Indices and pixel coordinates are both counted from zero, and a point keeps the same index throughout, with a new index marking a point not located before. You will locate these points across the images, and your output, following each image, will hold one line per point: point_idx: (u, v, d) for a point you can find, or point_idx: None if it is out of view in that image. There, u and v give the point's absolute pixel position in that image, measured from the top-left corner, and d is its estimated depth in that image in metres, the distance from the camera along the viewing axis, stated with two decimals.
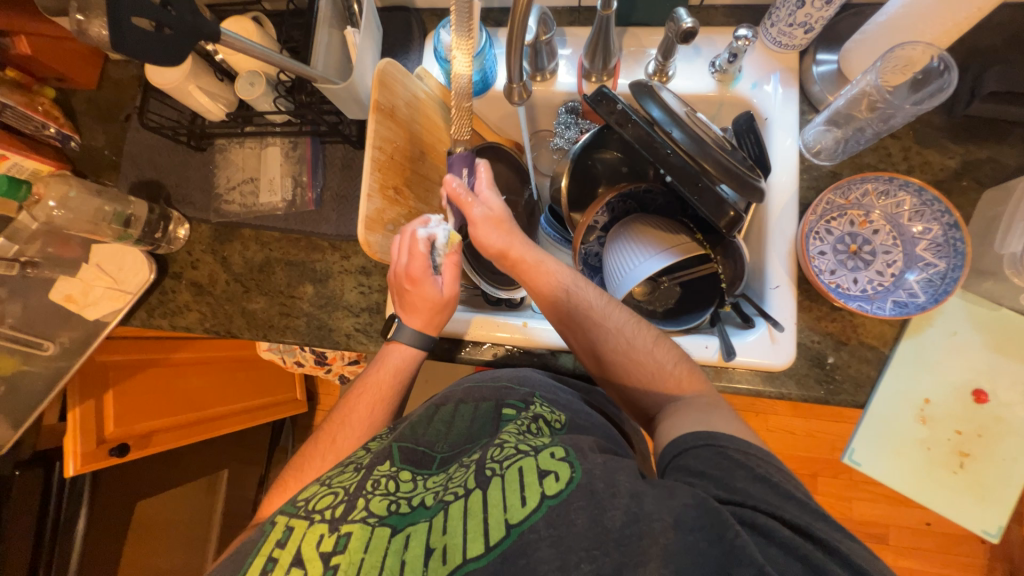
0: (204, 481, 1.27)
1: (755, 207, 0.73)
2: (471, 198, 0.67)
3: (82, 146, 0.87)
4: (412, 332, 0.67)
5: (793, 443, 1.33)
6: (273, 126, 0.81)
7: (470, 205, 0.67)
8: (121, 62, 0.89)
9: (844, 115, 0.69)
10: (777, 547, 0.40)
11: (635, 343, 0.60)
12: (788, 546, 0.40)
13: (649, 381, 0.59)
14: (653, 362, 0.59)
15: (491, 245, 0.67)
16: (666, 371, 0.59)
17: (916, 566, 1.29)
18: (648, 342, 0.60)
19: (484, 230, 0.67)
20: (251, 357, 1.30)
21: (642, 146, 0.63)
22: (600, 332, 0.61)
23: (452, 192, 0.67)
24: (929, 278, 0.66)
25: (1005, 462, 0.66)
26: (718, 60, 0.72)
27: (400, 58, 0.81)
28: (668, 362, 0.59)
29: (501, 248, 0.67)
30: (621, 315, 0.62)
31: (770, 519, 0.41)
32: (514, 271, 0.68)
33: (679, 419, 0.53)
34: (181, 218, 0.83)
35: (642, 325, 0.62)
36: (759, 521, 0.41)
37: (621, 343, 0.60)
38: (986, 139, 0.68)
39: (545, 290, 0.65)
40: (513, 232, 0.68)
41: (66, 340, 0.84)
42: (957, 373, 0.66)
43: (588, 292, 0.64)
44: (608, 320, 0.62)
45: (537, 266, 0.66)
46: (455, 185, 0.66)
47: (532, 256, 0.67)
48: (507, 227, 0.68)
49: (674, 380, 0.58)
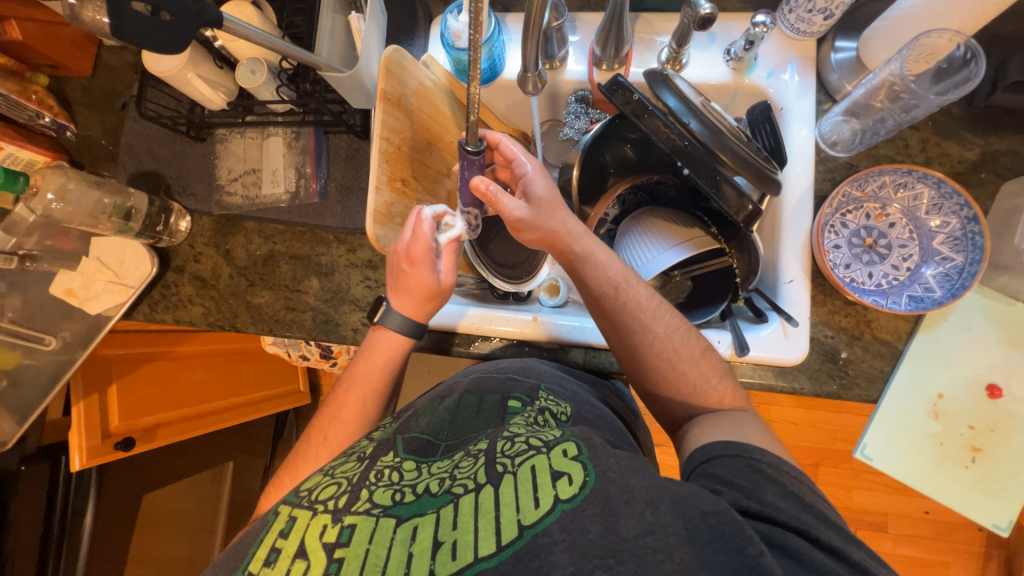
0: (208, 474, 1.28)
1: (768, 200, 0.71)
2: (501, 194, 0.60)
3: (78, 136, 0.85)
4: (398, 317, 0.64)
5: (796, 434, 1.34)
6: (274, 116, 0.79)
7: (504, 203, 0.60)
8: (116, 49, 0.86)
9: (863, 105, 0.67)
10: (805, 570, 0.39)
11: (681, 353, 0.59)
12: (815, 569, 0.39)
13: (690, 395, 0.58)
14: (698, 375, 0.58)
15: (539, 237, 0.62)
16: (708, 387, 0.58)
17: (915, 554, 1.31)
18: (695, 354, 0.59)
19: (522, 228, 0.62)
20: (254, 349, 1.30)
21: (659, 139, 0.61)
22: (646, 336, 0.60)
23: (482, 193, 0.59)
24: (946, 272, 0.65)
25: (1017, 458, 0.66)
26: (733, 47, 0.70)
27: (404, 45, 0.78)
28: (713, 377, 0.58)
29: (548, 239, 0.62)
30: (670, 321, 0.61)
31: (798, 538, 0.41)
32: (562, 259, 0.64)
33: (708, 429, 0.54)
34: (182, 211, 0.81)
35: (691, 336, 0.60)
36: (787, 542, 0.40)
37: (667, 351, 0.59)
38: (1007, 130, 0.67)
39: (595, 287, 0.62)
40: (564, 227, 0.62)
41: (68, 334, 0.82)
42: (972, 367, 0.66)
43: (639, 292, 0.61)
44: (657, 325, 0.60)
45: (587, 261, 0.63)
46: (484, 185, 0.59)
47: (580, 247, 0.63)
48: (552, 224, 0.62)
49: (717, 396, 0.58)
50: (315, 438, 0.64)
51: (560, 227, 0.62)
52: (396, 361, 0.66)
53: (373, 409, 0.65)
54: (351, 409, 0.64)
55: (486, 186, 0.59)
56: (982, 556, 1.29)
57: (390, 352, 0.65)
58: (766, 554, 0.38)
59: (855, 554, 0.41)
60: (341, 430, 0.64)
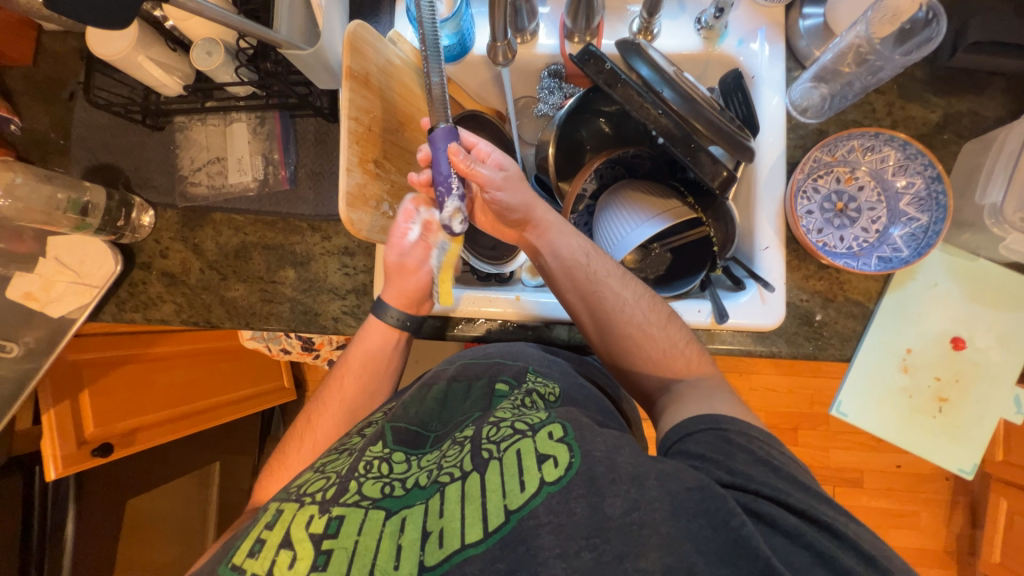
0: (193, 476, 1.24)
1: (744, 167, 0.72)
2: (479, 167, 0.58)
3: (24, 129, 0.79)
4: (394, 311, 0.66)
5: (775, 400, 1.38)
6: (236, 100, 0.75)
7: (479, 173, 0.58)
8: (58, 34, 0.80)
9: (832, 70, 0.69)
10: (782, 536, 0.41)
11: (649, 319, 0.61)
12: (793, 535, 0.41)
13: (659, 360, 0.60)
14: (665, 340, 0.60)
15: (514, 209, 0.63)
16: (676, 351, 0.60)
17: (888, 505, 1.38)
18: (662, 319, 0.61)
19: (500, 196, 0.61)
20: (234, 347, 1.26)
21: (631, 107, 0.61)
22: (617, 303, 0.61)
23: (459, 167, 0.57)
24: (912, 232, 0.67)
25: (979, 405, 0.70)
26: (703, 16, 0.70)
27: (369, 21, 0.76)
28: (680, 342, 0.60)
29: (523, 211, 0.63)
30: (637, 289, 0.63)
31: (774, 506, 0.42)
32: (533, 232, 0.65)
33: (680, 407, 0.54)
34: (144, 204, 0.78)
35: (657, 303, 0.62)
36: (762, 509, 0.42)
37: (635, 318, 0.61)
38: (967, 92, 0.69)
39: (567, 256, 0.63)
40: (538, 199, 0.64)
41: (30, 340, 0.78)
42: (938, 323, 0.68)
43: (605, 262, 0.63)
44: (625, 291, 0.62)
45: (559, 231, 0.64)
46: (461, 158, 0.57)
47: (553, 218, 0.64)
48: (530, 192, 0.63)
49: (684, 360, 0.59)
50: (301, 425, 0.66)
51: (532, 201, 0.63)
52: (377, 351, 0.67)
53: (355, 400, 0.67)
54: (333, 401, 0.67)
55: (461, 156, 0.57)
56: (948, 503, 1.37)
57: (373, 344, 0.67)
58: (748, 525, 0.39)
59: (830, 515, 0.42)
60: (328, 417, 0.66)
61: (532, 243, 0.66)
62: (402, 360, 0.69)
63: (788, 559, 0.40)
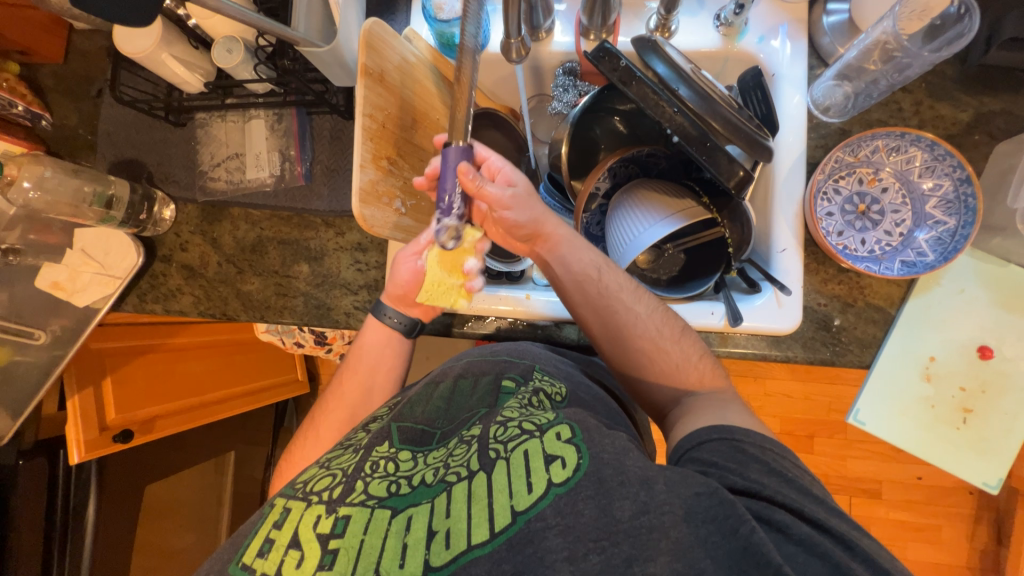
0: (211, 463, 1.29)
1: (761, 167, 0.70)
2: (486, 185, 0.58)
3: (54, 125, 0.82)
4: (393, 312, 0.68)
5: (791, 407, 1.35)
6: (255, 97, 0.77)
7: (489, 192, 0.58)
8: (88, 32, 0.83)
9: (856, 68, 0.67)
10: (795, 545, 0.40)
11: (662, 332, 0.60)
12: (807, 544, 0.39)
13: (672, 375, 0.59)
14: (679, 354, 0.59)
15: (522, 225, 0.62)
16: (690, 364, 0.59)
17: (908, 518, 1.33)
18: (676, 333, 0.60)
19: (508, 215, 0.61)
20: (249, 340, 1.29)
21: (648, 104, 0.60)
22: (630, 316, 0.61)
23: (467, 185, 0.56)
24: (939, 236, 0.65)
25: (1006, 417, 0.67)
26: (723, 12, 0.68)
27: (385, 19, 0.76)
28: (693, 355, 0.59)
29: (532, 227, 0.63)
30: (649, 302, 0.62)
31: (787, 514, 0.41)
32: (544, 246, 0.64)
33: (692, 417, 0.53)
34: (166, 198, 0.80)
35: (670, 316, 0.62)
36: (775, 517, 0.41)
37: (648, 331, 0.60)
38: (1000, 91, 0.66)
39: (578, 270, 0.62)
40: (549, 213, 0.63)
41: (58, 328, 0.81)
42: (965, 331, 0.66)
43: (617, 276, 0.63)
44: (638, 304, 0.61)
45: (572, 244, 0.63)
46: (470, 177, 0.56)
47: (566, 231, 0.64)
48: (539, 207, 0.63)
49: (697, 373, 0.58)
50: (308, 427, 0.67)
51: (544, 214, 0.63)
52: (382, 352, 0.68)
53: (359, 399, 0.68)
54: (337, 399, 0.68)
55: (471, 175, 0.56)
56: (973, 518, 1.32)
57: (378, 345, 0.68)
58: (759, 533, 0.38)
59: (842, 527, 0.41)
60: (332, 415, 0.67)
61: (542, 257, 0.66)
62: (402, 353, 0.70)
63: (800, 567, 0.38)
